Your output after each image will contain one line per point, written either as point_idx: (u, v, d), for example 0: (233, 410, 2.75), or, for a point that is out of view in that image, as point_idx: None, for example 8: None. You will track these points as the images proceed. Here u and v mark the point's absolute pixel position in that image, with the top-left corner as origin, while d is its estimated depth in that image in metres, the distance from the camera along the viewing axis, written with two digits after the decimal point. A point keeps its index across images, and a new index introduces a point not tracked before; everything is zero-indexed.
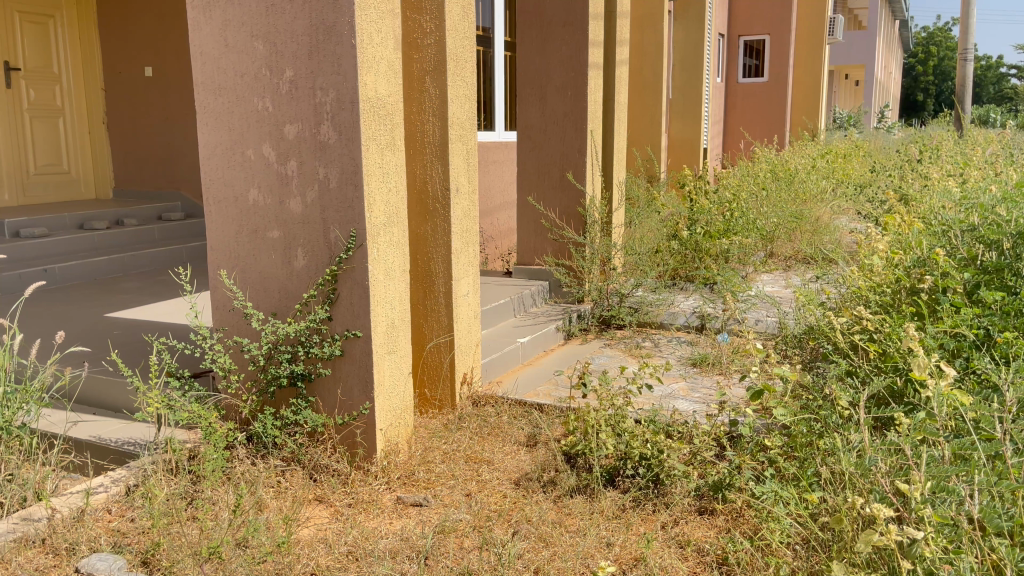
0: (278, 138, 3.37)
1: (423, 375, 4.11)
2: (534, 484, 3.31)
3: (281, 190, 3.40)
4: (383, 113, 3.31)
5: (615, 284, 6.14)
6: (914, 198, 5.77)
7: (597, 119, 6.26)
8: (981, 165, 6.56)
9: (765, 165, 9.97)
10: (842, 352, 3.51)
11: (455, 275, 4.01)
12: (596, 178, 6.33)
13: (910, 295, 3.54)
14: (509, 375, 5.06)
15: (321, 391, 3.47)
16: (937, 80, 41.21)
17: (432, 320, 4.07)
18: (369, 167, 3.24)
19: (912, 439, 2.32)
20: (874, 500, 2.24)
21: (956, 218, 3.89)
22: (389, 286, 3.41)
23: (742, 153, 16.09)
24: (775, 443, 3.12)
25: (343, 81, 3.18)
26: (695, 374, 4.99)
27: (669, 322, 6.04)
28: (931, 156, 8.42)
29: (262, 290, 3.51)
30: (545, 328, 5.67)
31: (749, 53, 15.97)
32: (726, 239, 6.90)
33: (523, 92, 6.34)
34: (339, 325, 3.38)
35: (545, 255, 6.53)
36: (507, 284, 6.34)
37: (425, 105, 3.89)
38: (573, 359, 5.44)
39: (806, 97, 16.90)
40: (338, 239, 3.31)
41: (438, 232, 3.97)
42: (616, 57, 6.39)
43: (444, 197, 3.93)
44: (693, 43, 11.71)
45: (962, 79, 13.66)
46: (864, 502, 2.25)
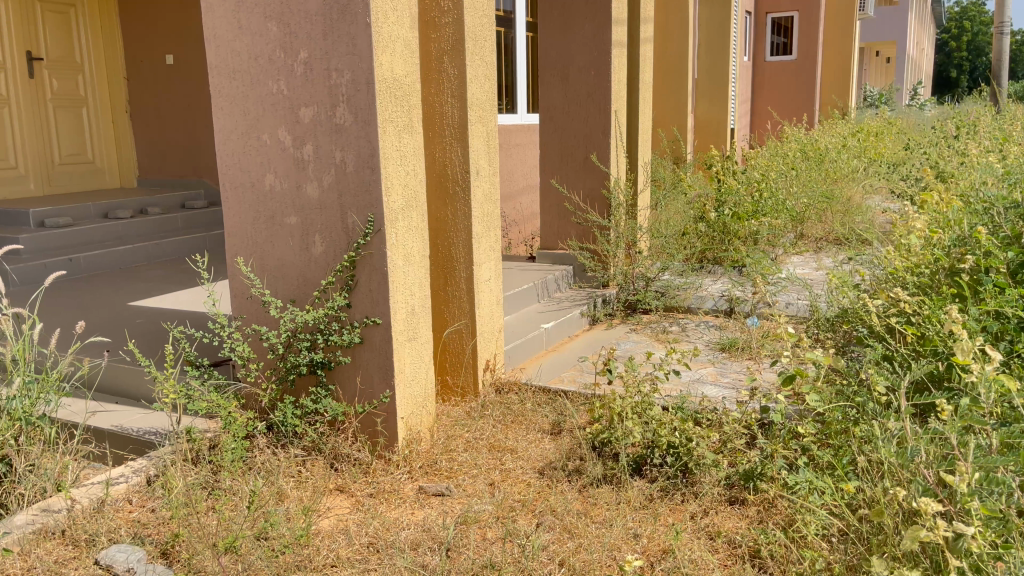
0: (293, 122, 3.29)
1: (445, 362, 4.04)
2: (558, 473, 3.24)
3: (297, 175, 3.33)
4: (400, 94, 3.22)
5: (641, 268, 6.03)
6: (952, 175, 5.60)
7: (621, 99, 6.12)
8: (1022, 140, 6.31)
9: (794, 144, 9.76)
10: (878, 335, 3.38)
11: (477, 260, 3.92)
12: (621, 159, 6.19)
13: (949, 275, 3.39)
14: (533, 361, 4.99)
15: (341, 380, 3.41)
16: (970, 56, 40.23)
17: (454, 307, 3.99)
18: (386, 150, 3.17)
19: (957, 426, 2.19)
20: (917, 492, 2.12)
21: (998, 192, 3.72)
22: (408, 273, 3.33)
23: (771, 133, 15.82)
24: (809, 431, 3.02)
25: (359, 62, 3.09)
26: (724, 359, 4.88)
27: (696, 306, 5.93)
28: (968, 131, 8.15)
29: (280, 277, 3.45)
30: (570, 313, 5.59)
31: (777, 30, 15.67)
32: (756, 221, 6.76)
33: (545, 73, 6.22)
34: (358, 312, 3.31)
35: (569, 239, 6.42)
36: (530, 268, 6.25)
37: (443, 87, 3.80)
38: (598, 345, 5.35)
39: (835, 75, 16.55)
40: (356, 224, 3.24)
41: (459, 217, 3.89)
42: (640, 35, 6.23)
43: (464, 182, 3.84)
44: (719, 22, 11.49)
45: (998, 53, 13.26)
46: (906, 494, 2.13)
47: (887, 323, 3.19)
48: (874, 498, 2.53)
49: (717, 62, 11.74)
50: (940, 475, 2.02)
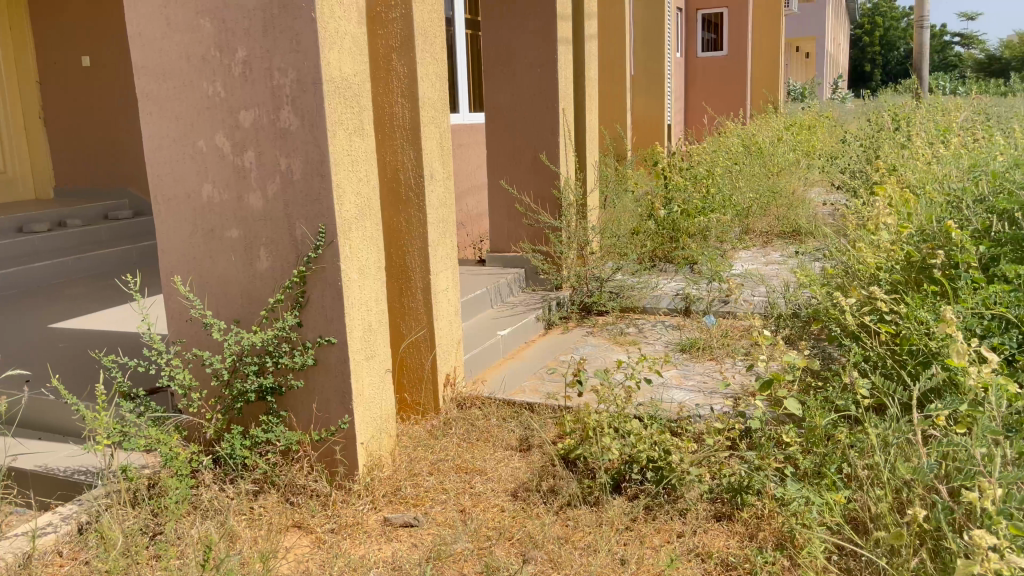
0: (232, 127, 3.02)
1: (403, 378, 3.81)
2: (533, 494, 3.05)
3: (238, 184, 3.06)
4: (349, 94, 2.97)
5: (594, 269, 5.89)
6: (898, 169, 5.63)
7: (568, 95, 5.97)
8: (961, 131, 6.39)
9: (734, 139, 9.79)
10: (852, 335, 3.29)
11: (434, 269, 3.70)
12: (570, 158, 6.04)
13: (920, 271, 3.32)
14: (491, 371, 4.80)
15: (294, 405, 3.15)
16: (886, 51, 41.64)
17: (411, 319, 3.76)
18: (337, 155, 2.92)
19: (976, 438, 2.04)
20: (936, 511, 1.97)
21: (961, 184, 3.69)
22: (364, 287, 3.10)
23: (706, 128, 15.94)
24: (793, 439, 2.91)
25: (304, 60, 2.84)
26: (686, 361, 4.77)
27: (652, 306, 5.83)
28: (903, 123, 8.28)
29: (222, 296, 3.16)
30: (525, 318, 5.41)
31: (707, 27, 15.84)
32: (706, 218, 6.70)
33: (489, 70, 6.01)
34: (311, 331, 3.06)
35: (520, 241, 6.23)
36: (481, 272, 6.04)
37: (392, 85, 3.56)
38: (556, 350, 5.18)
39: (765, 71, 16.81)
40: (305, 235, 2.98)
41: (414, 224, 3.66)
42: (585, 31, 6.09)
43: (418, 186, 3.61)
44: (653, 18, 11.50)
45: (920, 47, 13.64)
46: (924, 513, 1.97)
47: (864, 322, 3.10)
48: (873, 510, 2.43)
49: (653, 58, 11.75)
50: (962, 493, 1.88)
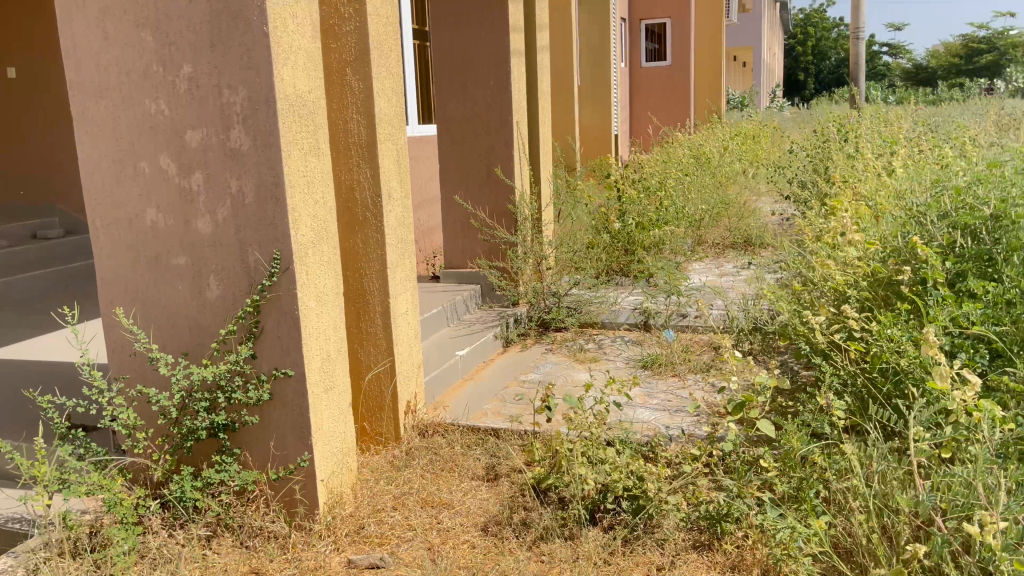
0: (178, 147, 2.84)
1: (363, 407, 3.65)
2: (505, 528, 2.91)
3: (184, 208, 2.87)
4: (303, 112, 2.82)
5: (552, 284, 5.80)
6: (850, 183, 5.68)
7: (522, 108, 5.88)
8: (906, 142, 6.50)
9: (682, 149, 9.84)
10: (821, 352, 3.26)
11: (393, 292, 3.55)
12: (525, 171, 5.94)
13: (887, 287, 3.29)
14: (450, 393, 4.66)
15: (248, 442, 2.96)
16: (819, 61, 42.80)
17: (369, 345, 3.60)
18: (292, 177, 2.76)
19: (978, 471, 1.96)
20: (937, 548, 1.88)
21: (921, 200, 3.70)
22: (322, 314, 2.93)
23: (651, 138, 16.07)
24: (770, 464, 2.85)
25: (256, 77, 2.68)
26: (649, 378, 4.71)
27: (610, 321, 5.77)
28: (847, 133, 8.42)
29: (168, 327, 2.96)
30: (483, 337, 5.29)
31: (650, 37, 15.98)
32: (661, 230, 6.68)
33: (441, 83, 5.88)
34: (266, 363, 2.88)
35: (476, 257, 6.09)
36: (436, 289, 5.90)
37: (347, 101, 3.42)
38: (516, 369, 5.07)
39: (707, 81, 17.05)
40: (259, 262, 2.81)
41: (371, 245, 3.51)
42: (538, 42, 6.02)
43: (375, 206, 3.46)
44: (599, 29, 11.52)
45: (857, 58, 13.98)
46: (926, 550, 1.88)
47: (834, 340, 3.07)
48: (857, 539, 2.37)
49: (600, 69, 11.77)
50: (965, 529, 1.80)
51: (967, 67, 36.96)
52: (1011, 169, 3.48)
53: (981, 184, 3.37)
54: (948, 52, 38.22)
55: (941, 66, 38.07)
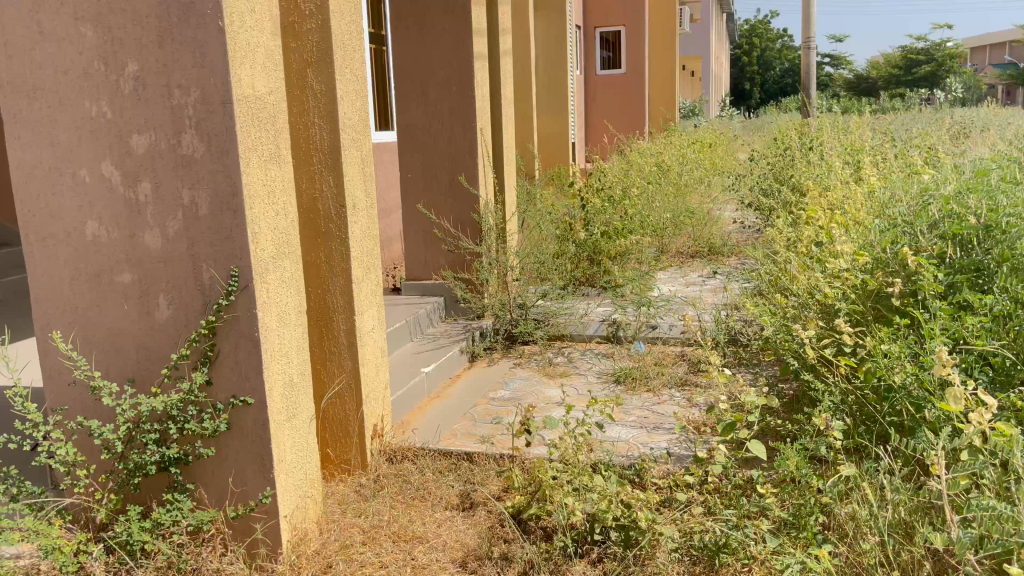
0: (122, 154, 2.58)
1: (327, 433, 3.41)
2: (486, 564, 2.69)
3: (130, 221, 2.61)
4: (262, 116, 2.59)
5: (518, 295, 5.61)
6: (818, 193, 5.63)
7: (485, 114, 5.69)
8: (869, 151, 6.50)
9: (642, 157, 9.76)
10: (811, 369, 3.14)
11: (358, 308, 3.33)
12: (489, 179, 5.75)
13: (876, 300, 3.19)
14: (417, 412, 4.44)
15: (202, 477, 2.70)
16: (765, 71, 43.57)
17: (332, 365, 3.36)
18: (251, 186, 2.52)
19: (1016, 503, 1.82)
20: None
21: (902, 209, 3.61)
22: (283, 336, 2.70)
23: (606, 146, 16.02)
24: (766, 489, 2.70)
25: (211, 77, 2.44)
26: (623, 393, 4.54)
27: (578, 333, 5.61)
28: (807, 141, 8.43)
29: (112, 352, 2.69)
30: (449, 352, 5.08)
31: (605, 45, 15.97)
32: (626, 239, 6.56)
33: (402, 87, 5.67)
34: (222, 390, 2.63)
35: (439, 269, 5.86)
36: (398, 303, 5.66)
37: (308, 105, 3.19)
38: (484, 385, 4.86)
39: (661, 90, 17.12)
40: (214, 280, 2.56)
41: (334, 259, 3.28)
42: (501, 47, 5.84)
43: (339, 216, 3.24)
44: (556, 36, 11.42)
45: (807, 68, 14.16)
46: None
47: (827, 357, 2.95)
48: (869, 571, 2.22)
49: (557, 76, 11.65)
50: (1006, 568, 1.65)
51: (907, 78, 38.00)
52: (996, 178, 3.40)
53: (968, 193, 3.28)
54: (889, 63, 39.28)
55: (882, 76, 39.07)
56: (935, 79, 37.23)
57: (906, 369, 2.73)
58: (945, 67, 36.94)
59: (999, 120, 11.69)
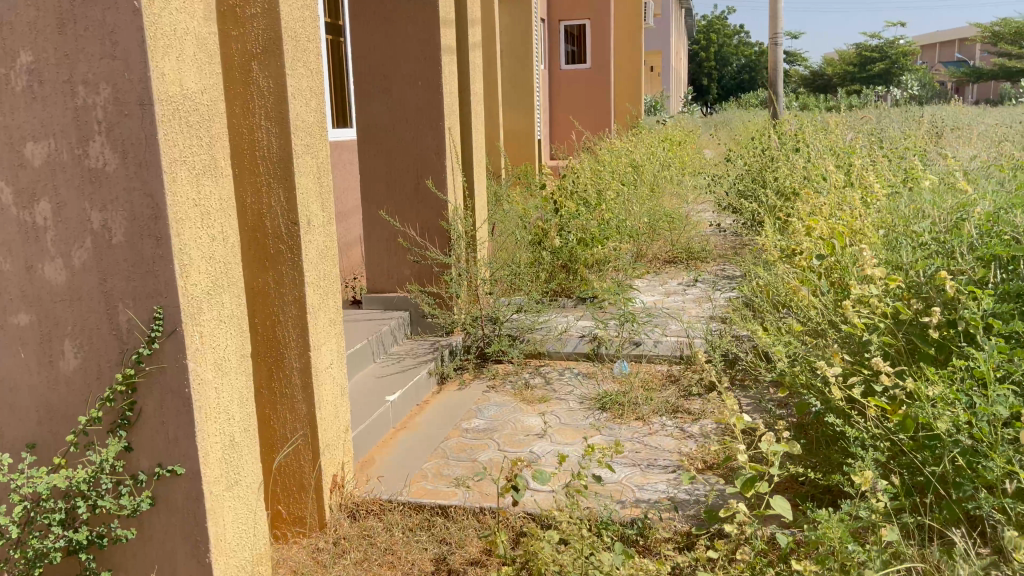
0: (15, 166, 2.11)
1: (278, 488, 2.93)
2: None
3: (25, 249, 2.13)
4: (192, 120, 2.10)
5: (491, 309, 5.17)
6: (811, 201, 5.30)
7: (454, 112, 5.22)
8: (858, 154, 6.18)
9: (613, 155, 9.36)
10: (836, 409, 2.78)
11: (314, 343, 2.85)
12: (458, 182, 5.29)
13: (908, 329, 2.82)
14: (382, 447, 3.97)
15: (123, 561, 2.21)
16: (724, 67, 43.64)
17: (284, 408, 2.88)
18: (179, 207, 2.03)
19: None
20: None
21: (926, 225, 3.25)
22: (222, 388, 2.21)
23: (571, 143, 15.63)
24: (798, 562, 2.30)
25: (124, 71, 1.95)
26: (609, 422, 4.14)
27: (555, 350, 5.19)
28: (786, 142, 8.11)
29: (8, 407, 2.22)
30: (416, 374, 4.62)
31: (569, 39, 15.57)
32: (604, 246, 6.15)
33: (363, 82, 5.17)
34: (146, 457, 2.14)
35: (403, 280, 5.39)
36: (359, 318, 5.18)
37: (253, 105, 2.70)
38: (456, 412, 4.42)
39: (627, 86, 16.79)
40: (133, 323, 2.07)
41: (286, 285, 2.79)
42: (471, 38, 5.38)
43: (291, 236, 2.76)
44: (522, 29, 10.98)
45: (776, 64, 13.92)
46: None
47: (860, 399, 2.59)
48: None
49: (523, 69, 11.20)
50: None
51: (863, 75, 38.35)
52: None
53: (1007, 208, 2.92)
54: (846, 60, 39.63)
55: (839, 73, 39.38)
56: (890, 77, 37.63)
57: (956, 417, 2.41)
58: (901, 65, 37.34)
59: (969, 120, 11.55)
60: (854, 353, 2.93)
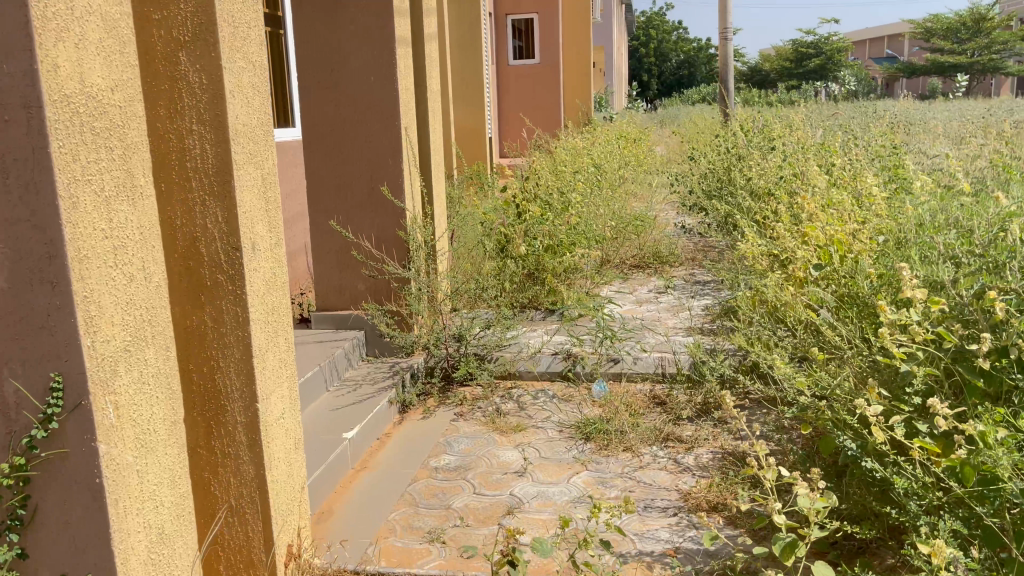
0: None
1: (221, 566, 2.44)
2: None
3: None
4: (97, 125, 1.61)
5: (456, 327, 4.72)
6: (797, 203, 4.98)
7: (410, 110, 4.75)
8: (834, 153, 5.91)
9: (570, 154, 8.99)
10: (874, 453, 2.42)
11: (262, 392, 2.37)
12: (416, 188, 4.82)
13: (952, 358, 2.48)
14: (341, 493, 3.49)
15: None
16: (666, 63, 43.79)
17: (226, 472, 2.40)
18: (81, 240, 1.54)
19: None
20: None
21: (955, 236, 2.91)
22: (145, 469, 1.73)
23: (521, 141, 15.22)
24: None
25: (2, 61, 1.46)
26: (595, 455, 3.74)
27: (527, 370, 4.76)
28: (751, 140, 7.84)
29: None
30: (376, 404, 4.14)
31: (516, 34, 15.18)
32: (572, 254, 5.75)
33: (308, 77, 4.66)
34: (47, 564, 1.66)
35: (356, 296, 4.90)
36: (308, 340, 4.67)
37: (180, 105, 2.21)
38: (422, 445, 3.96)
39: (576, 82, 16.48)
40: (24, 395, 1.60)
41: (226, 324, 2.30)
42: (428, 29, 4.92)
43: (233, 264, 2.27)
44: (471, 22, 10.54)
45: (728, 60, 13.73)
46: None
47: (908, 445, 2.23)
48: None
49: (472, 64, 10.76)
50: None
51: (800, 71, 38.89)
52: None
53: None
54: (784, 56, 40.13)
55: (778, 69, 39.87)
56: (827, 73, 38.22)
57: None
58: (838, 60, 37.96)
59: (922, 117, 11.50)
60: (886, 384, 2.58)
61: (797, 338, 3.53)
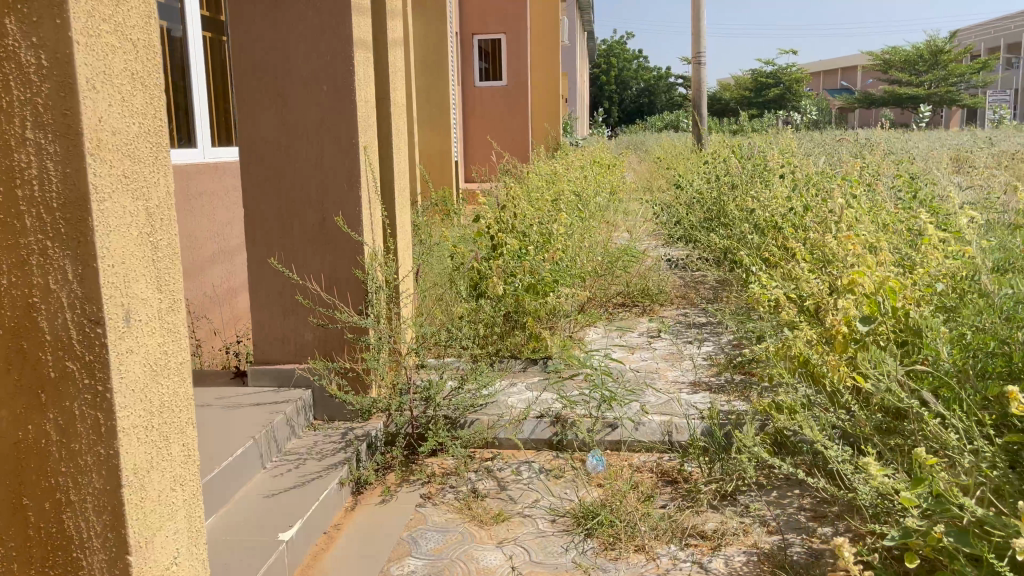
0: None
1: None
2: None
3: None
4: None
5: (422, 386, 3.92)
6: (818, 240, 4.31)
7: (371, 124, 3.98)
8: (846, 183, 5.28)
9: (544, 180, 8.29)
10: None
11: (137, 535, 1.56)
12: (375, 218, 4.04)
13: None
14: None
15: None
16: (628, 90, 43.65)
17: None
18: None
19: None
20: None
21: None
22: None
23: (486, 166, 14.51)
24: None
25: None
26: (600, 558, 2.96)
27: (507, 438, 3.97)
28: (743, 167, 7.22)
29: None
30: (325, 487, 3.31)
31: (482, 55, 14.50)
32: (556, 295, 5.00)
33: (247, 84, 3.86)
34: None
35: (303, 347, 4.08)
36: (241, 401, 3.83)
37: (8, 100, 1.45)
38: (380, 542, 3.14)
39: (544, 105, 15.87)
40: None
41: (80, 436, 1.51)
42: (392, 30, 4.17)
43: (89, 346, 1.48)
44: (437, 38, 9.84)
45: (702, 83, 13.25)
46: None
47: None
48: None
49: (438, 83, 10.04)
50: None
51: (761, 100, 39.05)
52: None
53: None
54: (744, 85, 40.25)
55: (739, 97, 40.00)
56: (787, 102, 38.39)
57: None
58: (799, 89, 38.14)
59: (904, 144, 11.08)
60: None
61: (857, 416, 2.81)
